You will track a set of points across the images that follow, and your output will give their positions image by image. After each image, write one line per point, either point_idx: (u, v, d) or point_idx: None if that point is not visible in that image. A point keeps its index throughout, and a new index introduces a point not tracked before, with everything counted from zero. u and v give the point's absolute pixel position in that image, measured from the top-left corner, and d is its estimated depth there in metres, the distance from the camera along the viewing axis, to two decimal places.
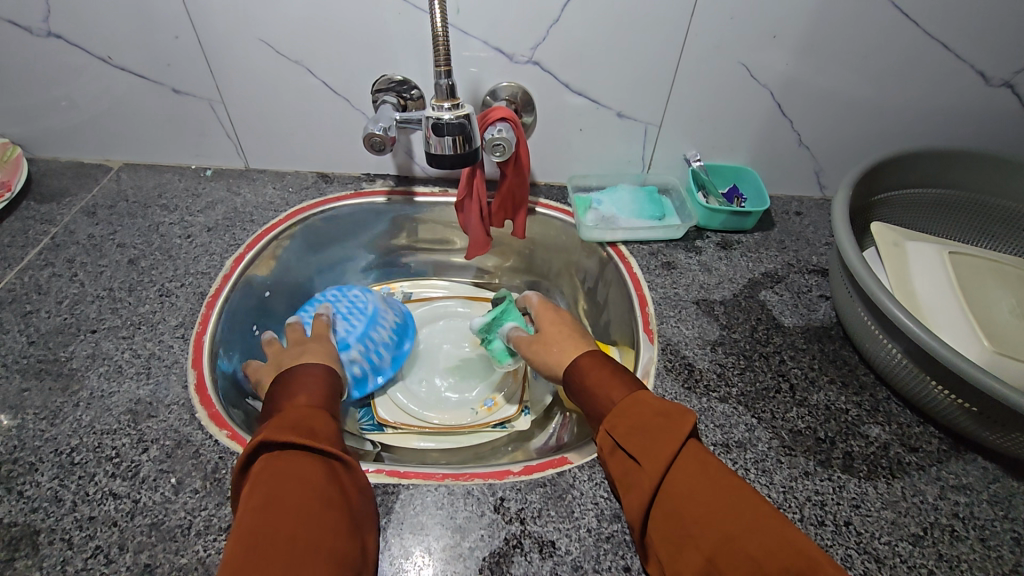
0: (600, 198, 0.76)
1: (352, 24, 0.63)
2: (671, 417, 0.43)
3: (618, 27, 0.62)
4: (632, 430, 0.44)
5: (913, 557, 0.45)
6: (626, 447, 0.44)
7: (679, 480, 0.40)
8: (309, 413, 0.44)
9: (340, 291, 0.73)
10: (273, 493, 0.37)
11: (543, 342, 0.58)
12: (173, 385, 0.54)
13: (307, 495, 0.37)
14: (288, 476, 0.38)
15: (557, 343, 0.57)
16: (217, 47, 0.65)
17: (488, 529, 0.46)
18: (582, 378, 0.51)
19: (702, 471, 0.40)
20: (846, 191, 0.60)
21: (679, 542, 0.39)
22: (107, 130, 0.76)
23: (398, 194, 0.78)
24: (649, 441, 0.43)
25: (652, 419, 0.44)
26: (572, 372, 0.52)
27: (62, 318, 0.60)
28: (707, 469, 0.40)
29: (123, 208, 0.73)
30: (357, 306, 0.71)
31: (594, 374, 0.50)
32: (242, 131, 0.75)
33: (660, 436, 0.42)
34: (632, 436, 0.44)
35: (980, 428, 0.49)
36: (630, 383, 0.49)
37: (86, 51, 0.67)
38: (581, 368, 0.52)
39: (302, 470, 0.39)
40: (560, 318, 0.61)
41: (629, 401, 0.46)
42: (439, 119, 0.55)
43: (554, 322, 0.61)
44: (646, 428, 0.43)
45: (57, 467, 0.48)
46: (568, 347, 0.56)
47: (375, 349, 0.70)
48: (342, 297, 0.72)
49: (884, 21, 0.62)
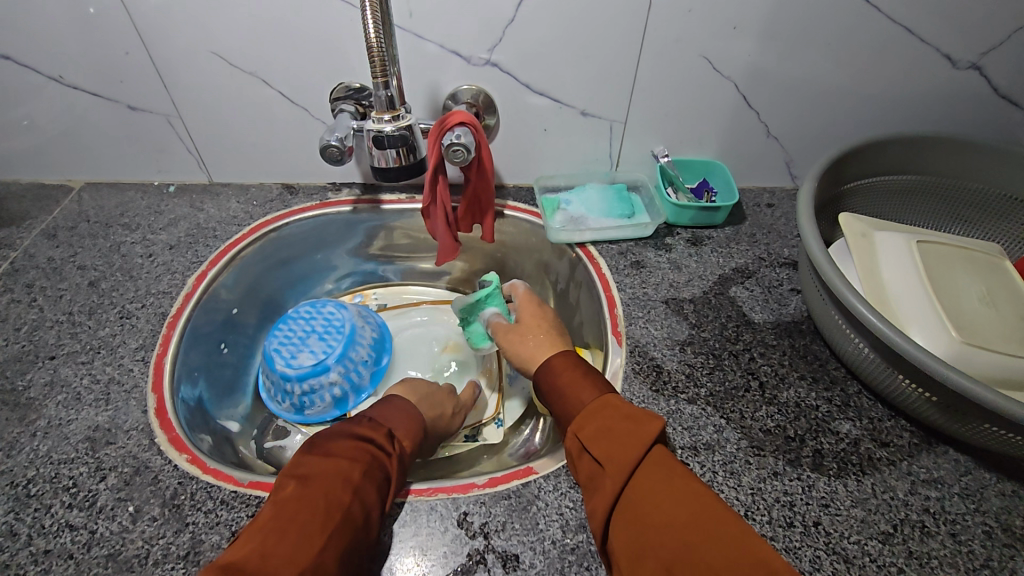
0: (568, 198, 0.75)
1: (304, 34, 0.62)
2: (638, 422, 0.43)
3: (575, 24, 0.61)
4: (598, 433, 0.44)
5: (883, 555, 0.44)
6: (592, 450, 0.43)
7: (643, 484, 0.40)
8: (407, 452, 0.48)
9: (314, 307, 0.72)
10: (350, 488, 0.41)
11: (524, 334, 0.58)
12: (133, 410, 0.53)
13: (362, 514, 0.41)
14: (361, 490, 0.41)
15: (537, 336, 0.57)
16: (170, 62, 0.64)
17: (451, 546, 0.45)
18: (552, 380, 0.50)
19: (667, 476, 0.40)
20: (811, 182, 0.59)
21: (639, 547, 0.38)
22: (66, 150, 0.75)
23: (364, 202, 0.77)
24: (616, 445, 0.42)
25: (620, 424, 0.43)
26: (546, 369, 0.52)
27: (20, 346, 0.59)
28: (673, 474, 0.40)
29: (85, 228, 0.72)
30: (334, 324, 0.70)
31: (564, 379, 0.50)
32: (203, 146, 0.74)
33: (626, 440, 0.42)
34: (599, 440, 0.43)
35: (948, 420, 0.48)
36: (601, 384, 0.49)
37: (36, 72, 0.66)
38: (553, 369, 0.51)
39: (370, 482, 0.43)
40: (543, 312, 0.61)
41: (599, 403, 0.46)
42: (380, 131, 0.54)
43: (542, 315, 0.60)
44: (612, 430, 0.43)
45: (12, 500, 0.47)
46: (549, 344, 0.56)
47: (355, 368, 0.69)
48: (317, 315, 0.71)
49: (844, 8, 0.61)
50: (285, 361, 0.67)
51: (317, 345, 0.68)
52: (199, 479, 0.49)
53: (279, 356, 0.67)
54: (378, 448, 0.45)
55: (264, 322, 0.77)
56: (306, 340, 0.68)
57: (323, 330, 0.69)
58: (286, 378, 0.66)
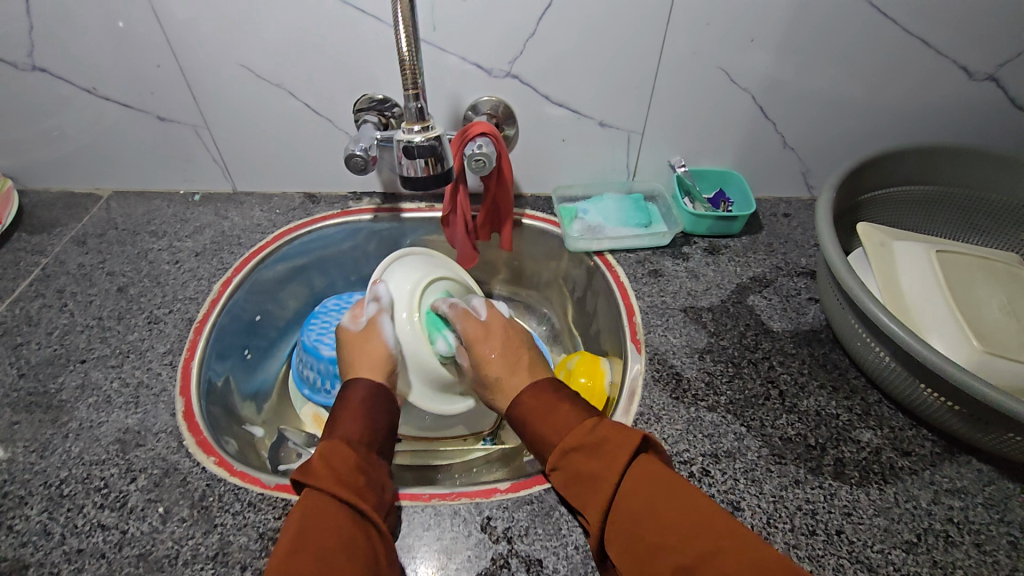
0: (586, 208, 0.76)
1: (331, 47, 0.63)
2: (605, 442, 0.43)
3: (595, 37, 0.63)
4: (579, 464, 0.43)
5: (907, 565, 0.44)
6: (572, 497, 0.44)
7: (634, 499, 0.40)
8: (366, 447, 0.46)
9: (340, 300, 0.75)
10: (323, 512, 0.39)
11: (485, 369, 0.55)
12: (162, 413, 0.55)
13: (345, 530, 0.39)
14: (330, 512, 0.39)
15: (499, 370, 0.54)
16: (198, 74, 0.66)
17: (475, 550, 0.45)
18: (522, 416, 0.49)
19: (663, 487, 0.40)
20: (830, 192, 0.59)
21: (642, 555, 0.38)
22: (96, 160, 0.77)
23: (384, 211, 0.78)
24: (591, 481, 0.42)
25: (589, 458, 0.43)
26: (514, 413, 0.50)
27: (52, 349, 0.60)
28: (656, 484, 0.40)
29: (113, 236, 0.74)
30: None
31: (537, 407, 0.48)
32: (228, 155, 0.76)
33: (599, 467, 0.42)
34: (575, 483, 0.44)
35: (971, 429, 0.48)
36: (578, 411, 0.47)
37: (71, 84, 0.68)
38: (526, 405, 0.49)
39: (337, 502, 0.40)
40: (501, 334, 0.57)
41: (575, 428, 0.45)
42: (409, 142, 0.55)
43: (500, 339, 0.56)
44: (596, 456, 0.43)
45: (46, 500, 0.48)
46: (513, 375, 0.53)
47: None
48: (346, 305, 0.74)
49: (860, 21, 0.61)
50: (332, 346, 0.68)
51: None
52: (227, 481, 0.50)
53: (323, 343, 0.68)
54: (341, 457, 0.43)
55: (285, 330, 0.78)
56: None
57: None
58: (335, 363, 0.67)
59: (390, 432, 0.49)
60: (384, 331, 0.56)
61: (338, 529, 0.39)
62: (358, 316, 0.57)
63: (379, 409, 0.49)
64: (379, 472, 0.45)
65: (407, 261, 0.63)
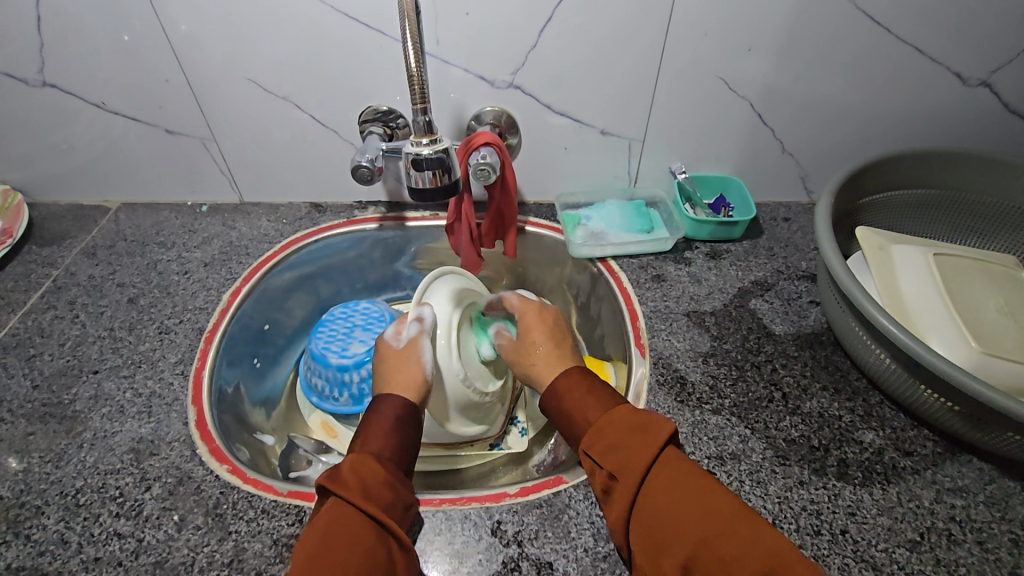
0: (588, 214, 0.78)
1: (337, 60, 0.64)
2: (650, 429, 0.43)
3: (596, 48, 0.64)
4: (612, 444, 0.44)
5: (911, 563, 0.45)
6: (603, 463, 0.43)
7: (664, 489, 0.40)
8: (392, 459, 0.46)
9: (347, 307, 0.75)
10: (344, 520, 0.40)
11: (526, 348, 0.56)
12: (174, 422, 0.55)
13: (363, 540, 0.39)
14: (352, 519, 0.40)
15: (535, 353, 0.55)
16: (206, 88, 0.67)
17: (486, 554, 0.46)
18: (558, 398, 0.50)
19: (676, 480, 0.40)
20: (828, 197, 0.61)
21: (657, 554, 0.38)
22: (105, 173, 0.78)
23: (390, 219, 0.79)
24: (626, 452, 0.42)
25: (631, 433, 0.43)
26: (551, 392, 0.51)
27: (65, 360, 0.61)
28: (684, 480, 0.40)
29: (122, 247, 0.75)
30: (373, 316, 0.74)
31: (576, 391, 0.49)
32: (235, 167, 0.77)
33: (640, 446, 0.42)
34: (610, 454, 0.43)
35: (971, 429, 0.49)
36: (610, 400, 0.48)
37: (80, 98, 0.69)
38: (559, 390, 0.50)
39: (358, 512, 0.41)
40: (544, 317, 0.58)
41: (608, 416, 0.46)
42: (418, 154, 0.56)
43: (542, 323, 0.57)
44: (623, 444, 0.43)
45: (62, 509, 0.49)
46: (552, 357, 0.54)
47: None
48: (353, 312, 0.74)
49: (856, 29, 0.63)
50: (339, 353, 0.69)
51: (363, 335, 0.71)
52: (240, 489, 0.50)
53: (330, 351, 0.69)
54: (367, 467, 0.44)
55: (293, 339, 0.79)
56: (352, 333, 0.71)
57: (365, 323, 0.72)
58: (344, 369, 0.68)
59: (416, 451, 0.49)
60: (424, 353, 0.55)
61: (358, 540, 0.39)
62: (400, 332, 0.56)
63: (408, 426, 0.49)
64: (406, 491, 0.45)
65: (442, 283, 0.63)
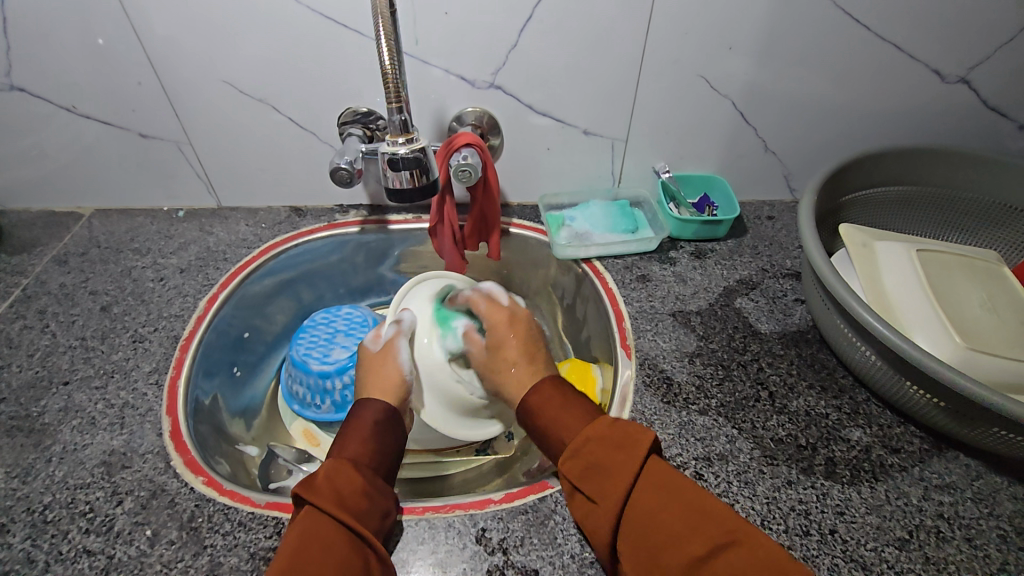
0: (572, 215, 0.77)
1: (313, 61, 0.63)
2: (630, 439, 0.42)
3: (577, 48, 0.63)
4: (593, 458, 0.43)
5: (900, 562, 0.45)
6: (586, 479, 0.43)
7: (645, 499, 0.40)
8: (368, 467, 0.45)
9: (329, 313, 0.74)
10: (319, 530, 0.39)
11: (494, 363, 0.55)
12: (148, 433, 0.54)
13: (340, 549, 0.38)
14: (327, 529, 0.39)
15: (510, 368, 0.54)
16: (180, 90, 0.66)
17: (470, 562, 0.45)
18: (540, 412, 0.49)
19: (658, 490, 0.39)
20: (811, 194, 0.60)
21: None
22: (77, 178, 0.76)
23: (372, 223, 0.78)
24: (610, 470, 0.42)
25: (613, 449, 0.43)
26: (527, 410, 0.50)
27: (34, 371, 0.59)
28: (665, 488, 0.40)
29: (95, 254, 0.73)
30: (355, 321, 0.73)
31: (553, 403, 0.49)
32: (212, 171, 0.75)
33: (617, 461, 0.42)
34: (592, 467, 0.43)
35: (958, 425, 0.49)
36: (597, 411, 0.48)
37: (49, 102, 0.67)
38: (532, 407, 0.49)
39: (333, 524, 0.39)
40: (517, 334, 0.56)
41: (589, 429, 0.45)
42: (394, 154, 0.55)
43: (514, 337, 0.56)
44: (603, 460, 0.43)
45: (29, 527, 0.47)
46: (522, 378, 0.53)
47: None
48: (335, 318, 0.73)
49: (835, 26, 0.63)
50: (320, 360, 0.67)
51: (346, 340, 0.69)
52: (216, 501, 0.49)
53: (311, 357, 0.67)
54: (343, 475, 0.43)
55: (274, 346, 0.77)
56: (333, 339, 0.69)
57: (347, 328, 0.71)
58: (325, 376, 0.66)
59: (396, 459, 0.48)
60: (401, 354, 0.55)
61: (334, 548, 0.38)
62: (378, 336, 0.56)
63: (388, 435, 0.48)
64: (385, 500, 0.44)
65: (421, 288, 0.63)
